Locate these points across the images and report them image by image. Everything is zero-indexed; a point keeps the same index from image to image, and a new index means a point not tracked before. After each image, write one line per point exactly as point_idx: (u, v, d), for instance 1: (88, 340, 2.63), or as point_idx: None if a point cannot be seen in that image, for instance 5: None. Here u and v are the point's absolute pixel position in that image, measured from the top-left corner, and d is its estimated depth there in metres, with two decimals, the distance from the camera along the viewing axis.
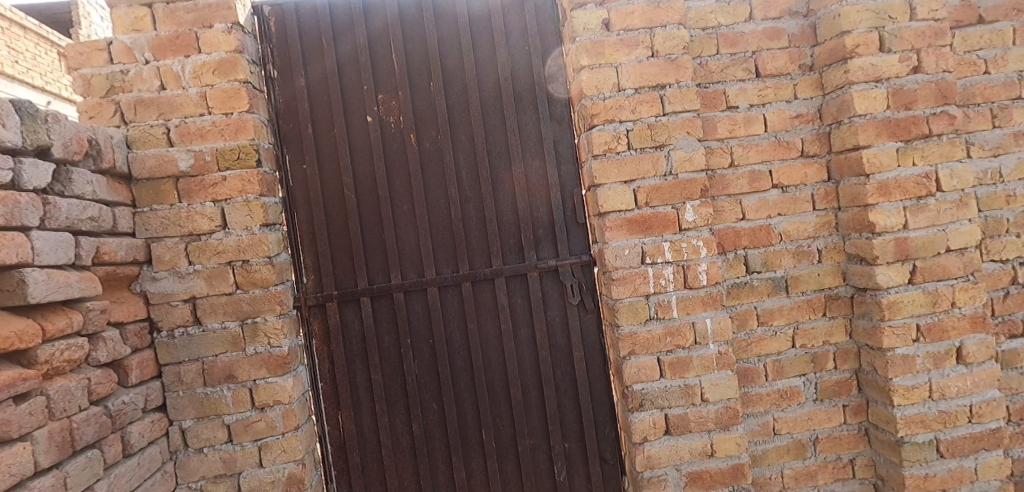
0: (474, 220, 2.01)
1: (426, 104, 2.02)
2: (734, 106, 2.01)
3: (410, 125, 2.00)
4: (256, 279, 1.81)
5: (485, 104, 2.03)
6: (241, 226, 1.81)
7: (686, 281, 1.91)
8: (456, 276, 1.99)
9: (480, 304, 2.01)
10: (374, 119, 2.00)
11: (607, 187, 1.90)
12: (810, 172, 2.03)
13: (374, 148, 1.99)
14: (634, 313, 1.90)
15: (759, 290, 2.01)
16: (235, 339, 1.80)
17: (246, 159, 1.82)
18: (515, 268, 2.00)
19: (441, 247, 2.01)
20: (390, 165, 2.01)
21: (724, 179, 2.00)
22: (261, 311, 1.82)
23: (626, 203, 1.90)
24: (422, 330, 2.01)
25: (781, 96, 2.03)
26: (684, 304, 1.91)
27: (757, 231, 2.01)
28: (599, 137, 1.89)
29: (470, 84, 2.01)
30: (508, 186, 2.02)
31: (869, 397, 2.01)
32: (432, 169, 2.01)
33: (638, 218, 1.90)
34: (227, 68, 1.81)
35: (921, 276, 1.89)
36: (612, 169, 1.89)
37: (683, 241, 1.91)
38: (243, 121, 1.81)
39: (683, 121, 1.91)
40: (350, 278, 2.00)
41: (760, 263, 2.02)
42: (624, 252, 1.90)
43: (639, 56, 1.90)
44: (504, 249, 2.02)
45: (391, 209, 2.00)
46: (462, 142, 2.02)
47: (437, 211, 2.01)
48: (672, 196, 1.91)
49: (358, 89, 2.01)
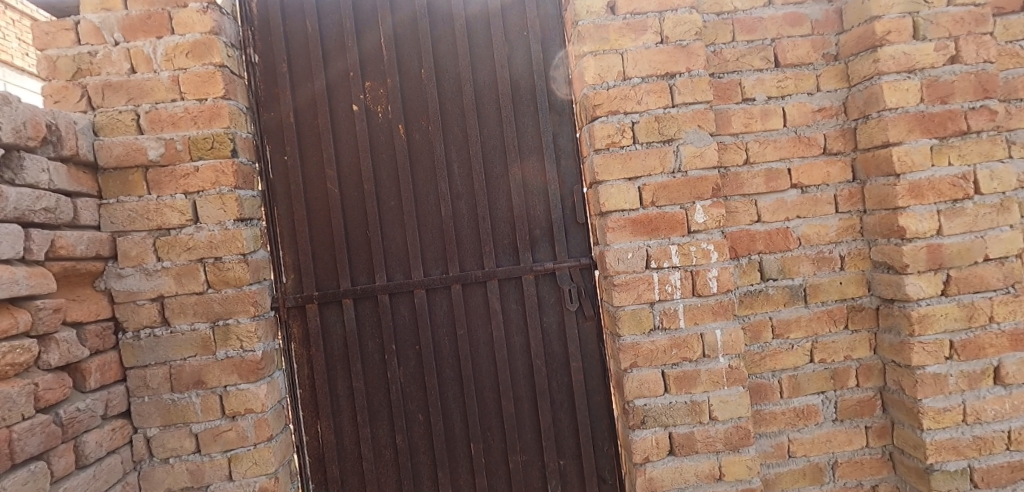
0: (465, 218, 1.87)
1: (416, 93, 1.88)
2: (751, 98, 1.84)
3: (399, 116, 1.86)
4: (229, 278, 1.69)
5: (480, 94, 1.88)
6: (213, 220, 1.68)
7: (695, 288, 1.75)
8: (445, 278, 1.84)
9: (471, 309, 1.86)
10: (360, 108, 1.86)
11: (610, 184, 1.75)
12: (833, 171, 1.86)
13: (360, 139, 1.86)
14: (637, 322, 1.75)
15: (775, 299, 1.85)
16: (205, 342, 1.67)
17: (220, 148, 1.69)
18: (509, 271, 1.84)
19: (429, 246, 1.87)
20: (376, 158, 1.87)
21: (739, 177, 1.83)
22: (234, 313, 1.69)
23: (630, 202, 1.74)
24: (408, 336, 1.87)
25: (802, 88, 1.86)
26: (692, 313, 1.75)
27: (774, 234, 1.84)
28: (601, 130, 1.74)
29: (464, 73, 1.86)
30: (502, 182, 1.87)
31: (895, 418, 1.83)
32: (422, 163, 1.87)
33: (644, 219, 1.75)
34: (201, 50, 1.69)
35: (954, 287, 1.71)
36: (615, 164, 1.74)
37: (691, 244, 1.76)
38: (218, 108, 1.69)
39: (694, 114, 1.76)
40: (333, 278, 1.87)
41: (776, 269, 1.85)
42: (628, 255, 1.75)
43: (647, 42, 1.75)
44: (498, 250, 1.87)
45: (377, 206, 1.86)
46: (454, 135, 1.87)
47: (426, 209, 1.87)
48: (680, 195, 1.75)
49: (344, 76, 1.87)
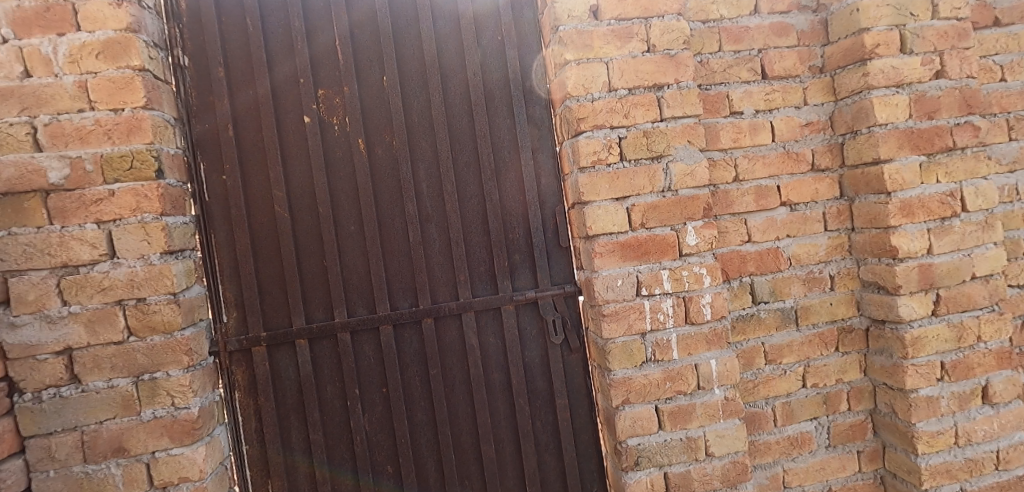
0: (436, 244, 1.67)
1: (378, 103, 1.66)
2: (739, 111, 1.74)
3: (359, 129, 1.64)
4: (156, 323, 1.42)
5: (450, 104, 1.68)
6: (135, 254, 1.41)
7: (688, 316, 1.63)
8: (415, 312, 1.64)
9: (444, 345, 1.67)
10: (313, 120, 1.63)
11: (597, 205, 1.60)
12: (821, 188, 1.79)
13: (313, 156, 1.62)
14: (628, 355, 1.61)
15: (767, 323, 1.75)
16: (126, 401, 1.40)
17: (142, 169, 1.42)
18: (487, 301, 1.66)
19: (396, 276, 1.66)
20: (333, 177, 1.64)
21: (728, 195, 1.73)
22: (162, 364, 1.42)
23: (619, 224, 1.60)
24: (373, 378, 1.65)
25: (790, 101, 1.78)
26: (685, 342, 1.63)
27: (765, 255, 1.75)
28: (586, 146, 1.59)
29: (433, 81, 1.67)
30: (477, 202, 1.69)
31: (886, 441, 1.78)
32: (386, 182, 1.65)
33: (633, 243, 1.61)
34: (115, 51, 1.41)
35: (944, 307, 1.67)
36: (602, 183, 1.60)
37: (683, 268, 1.63)
38: (138, 120, 1.42)
39: (683, 129, 1.64)
40: (283, 315, 1.62)
41: (767, 291, 1.76)
42: (617, 282, 1.60)
43: (633, 50, 1.61)
44: (473, 278, 1.68)
45: (335, 232, 1.63)
46: (422, 151, 1.67)
47: (392, 234, 1.65)
48: (670, 216, 1.63)
49: (293, 82, 1.63)
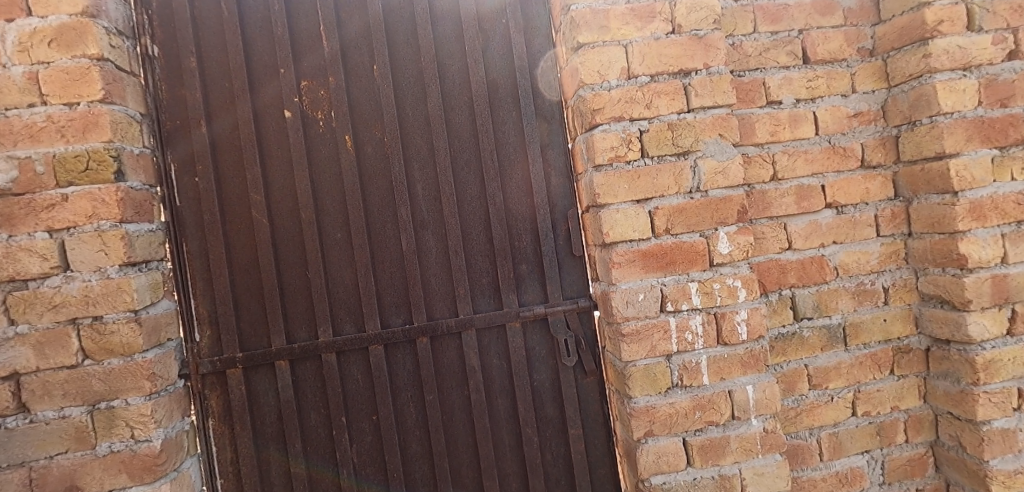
0: (433, 253, 1.48)
1: (368, 95, 1.48)
2: (777, 100, 1.53)
3: (346, 124, 1.46)
4: (114, 344, 1.26)
5: (448, 96, 1.50)
6: (91, 266, 1.25)
7: (720, 336, 1.42)
8: (409, 330, 1.45)
9: (442, 367, 1.48)
10: (294, 114, 1.45)
11: (614, 208, 1.40)
12: (872, 187, 1.56)
13: (295, 155, 1.45)
14: (651, 380, 1.40)
15: (811, 343, 1.53)
16: (79, 433, 1.23)
17: (99, 170, 1.26)
18: (490, 318, 1.47)
19: (388, 289, 1.47)
20: (317, 178, 1.46)
21: (766, 195, 1.51)
22: (121, 391, 1.26)
23: (640, 230, 1.40)
24: (362, 404, 1.47)
25: (835, 88, 1.56)
26: (717, 366, 1.42)
27: (808, 265, 1.53)
28: (602, 141, 1.39)
29: (428, 70, 1.48)
30: (479, 206, 1.49)
31: (951, 479, 1.54)
32: (377, 184, 1.47)
33: (656, 251, 1.41)
34: (70, 38, 1.25)
35: (1021, 325, 1.43)
36: (621, 183, 1.40)
37: (714, 280, 1.42)
38: (94, 115, 1.25)
39: (714, 120, 1.43)
40: (262, 334, 1.45)
41: (811, 306, 1.54)
42: (639, 296, 1.40)
43: (656, 31, 1.41)
44: (474, 292, 1.49)
45: (319, 240, 1.46)
46: (417, 148, 1.49)
47: (383, 242, 1.47)
48: (699, 220, 1.42)
49: (272, 72, 1.46)
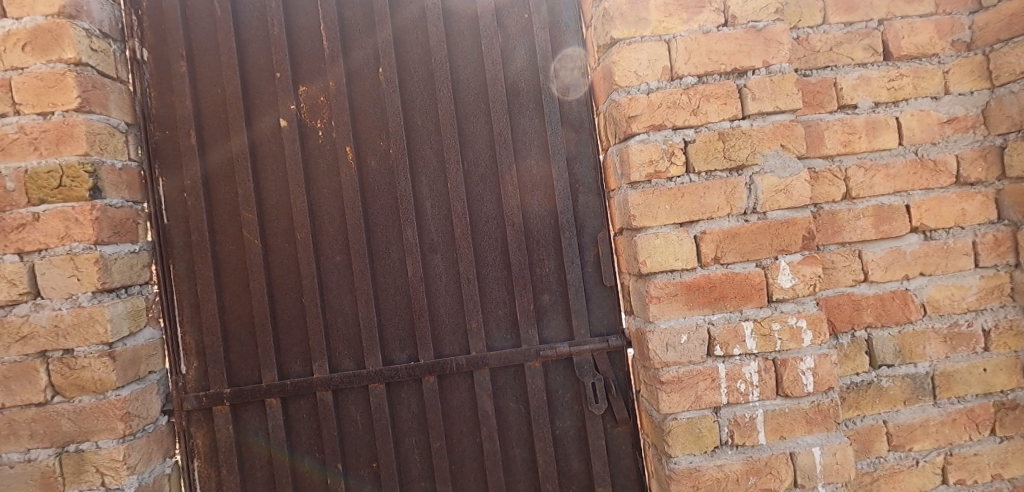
0: (442, 279, 1.30)
1: (372, 101, 1.32)
2: (851, 104, 1.29)
3: (347, 134, 1.30)
4: (85, 380, 1.13)
5: (462, 101, 1.32)
6: (62, 294, 1.12)
7: (780, 386, 1.19)
8: (414, 367, 1.28)
9: (451, 410, 1.30)
10: (290, 124, 1.30)
11: (653, 233, 1.19)
12: (969, 208, 1.29)
13: (291, 168, 1.30)
14: (694, 437, 1.18)
15: (890, 395, 1.28)
16: (46, 479, 1.11)
17: (72, 187, 1.13)
18: (505, 356, 1.28)
19: (391, 320, 1.30)
20: (315, 194, 1.31)
21: (836, 218, 1.27)
22: (91, 433, 1.13)
23: (683, 259, 1.19)
24: (361, 449, 1.30)
25: (924, 90, 1.30)
26: (776, 423, 1.19)
27: (888, 301, 1.28)
28: (639, 153, 1.18)
29: (440, 73, 1.31)
30: (495, 226, 1.31)
31: None
32: (381, 201, 1.31)
33: (703, 284, 1.19)
34: (45, 41, 1.13)
35: None
36: (661, 203, 1.19)
37: (773, 320, 1.19)
38: (69, 126, 1.13)
39: (775, 128, 1.20)
40: (252, 367, 1.31)
41: (891, 351, 1.28)
42: (682, 338, 1.18)
43: (705, 24, 1.19)
44: (488, 325, 1.30)
45: (316, 263, 1.30)
46: (425, 161, 1.31)
47: (386, 267, 1.30)
48: (755, 248, 1.19)
49: (268, 76, 1.32)
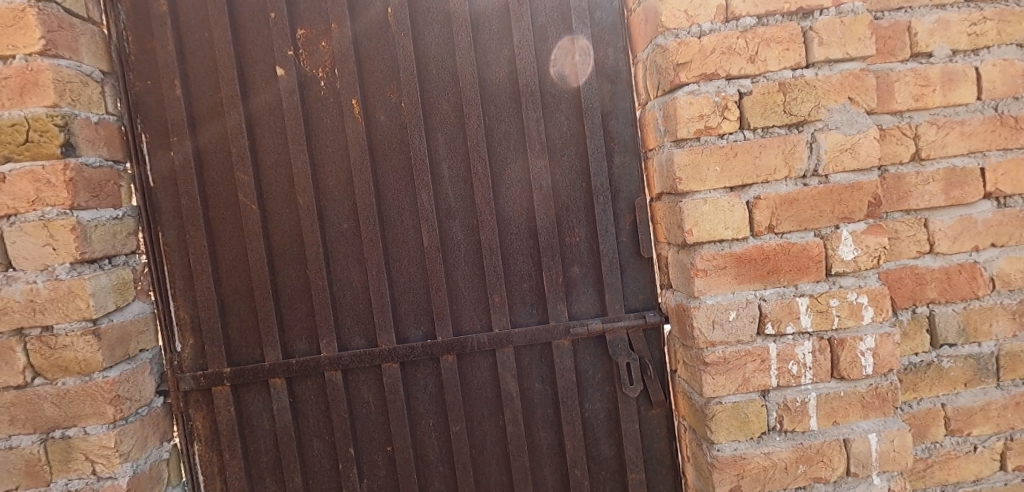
0: (461, 250, 1.18)
1: (380, 46, 1.16)
2: (926, 52, 1.13)
3: (353, 85, 1.15)
4: (68, 361, 1.02)
5: (483, 48, 1.16)
6: (36, 265, 1.00)
7: (835, 368, 1.08)
8: (431, 346, 1.17)
9: (472, 391, 1.20)
10: (288, 72, 1.15)
11: (700, 198, 1.06)
12: None
13: (290, 124, 1.15)
14: (740, 422, 1.08)
15: (950, 376, 1.18)
16: (31, 468, 1.02)
17: (41, 143, 0.99)
18: (531, 334, 1.16)
19: (405, 294, 1.18)
20: (317, 153, 1.17)
21: (902, 182, 1.14)
22: (78, 418, 1.02)
23: (734, 228, 1.06)
24: (375, 433, 1.21)
25: (1009, 36, 1.14)
26: (830, 407, 1.08)
27: (954, 275, 1.16)
28: (688, 107, 1.03)
29: (458, 14, 1.14)
30: (520, 190, 1.17)
31: None
32: (391, 161, 1.16)
33: (755, 256, 1.06)
34: None
35: None
36: (710, 165, 1.05)
37: (832, 295, 1.07)
38: (33, 72, 0.98)
39: (843, 78, 1.05)
40: (254, 345, 1.19)
41: (954, 330, 1.17)
42: (730, 315, 1.06)
43: None
44: (512, 300, 1.18)
45: (321, 231, 1.17)
46: (441, 116, 1.16)
47: (399, 235, 1.17)
48: (815, 215, 1.06)
49: (261, 17, 1.15)
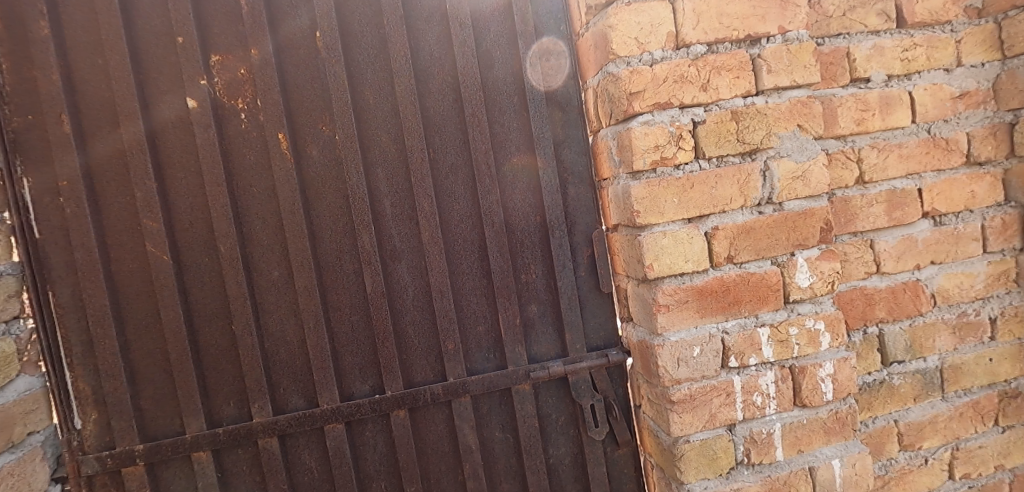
0: (409, 294, 1.08)
1: (309, 74, 1.04)
2: (864, 78, 1.15)
3: (279, 118, 1.03)
4: None
5: (424, 75, 1.08)
6: None
7: (798, 396, 1.07)
8: (379, 401, 1.06)
9: (427, 446, 1.10)
10: (202, 104, 1.01)
11: (659, 231, 1.02)
12: (979, 190, 1.20)
13: (206, 162, 1.01)
14: (708, 459, 1.05)
15: (901, 393, 1.20)
16: None
17: None
18: (489, 381, 1.08)
19: (348, 345, 1.07)
20: (240, 194, 1.04)
21: (850, 205, 1.15)
22: None
23: (694, 260, 1.02)
24: None
25: (937, 61, 1.18)
26: (795, 436, 1.07)
27: (900, 293, 1.18)
28: (643, 137, 0.99)
29: (395, 38, 1.05)
30: (470, 227, 1.09)
31: None
32: (327, 200, 1.05)
33: (716, 288, 1.04)
34: None
35: None
36: (668, 196, 1.01)
37: (791, 323, 1.06)
38: None
39: (793, 105, 1.04)
40: (173, 414, 1.04)
41: (903, 347, 1.20)
42: (694, 351, 1.03)
43: None
44: (467, 345, 1.10)
45: (248, 282, 1.04)
46: (381, 149, 1.07)
47: (338, 281, 1.06)
48: (772, 244, 1.04)
49: (167, 42, 1.01)
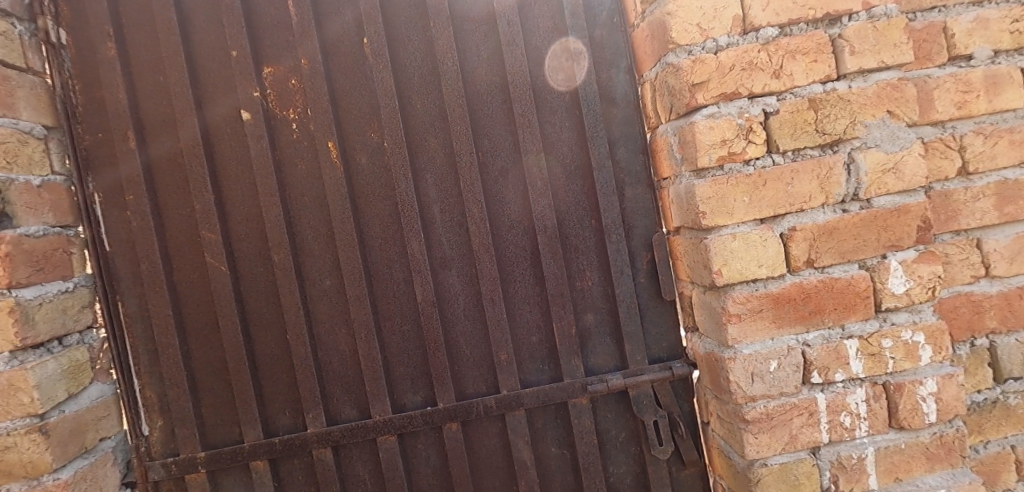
0: (460, 302, 1.04)
1: (357, 81, 1.03)
2: (965, 55, 1.02)
3: (328, 126, 1.02)
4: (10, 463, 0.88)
5: (472, 76, 1.04)
6: None
7: (894, 418, 0.94)
8: (430, 413, 1.03)
9: (480, 461, 1.06)
10: (255, 116, 1.02)
11: (728, 234, 0.93)
12: None
13: (260, 173, 1.02)
14: (789, 485, 0.94)
15: (1018, 414, 1.05)
16: None
17: None
18: (544, 393, 1.03)
19: (399, 355, 1.05)
20: (292, 204, 1.04)
21: (951, 200, 1.02)
22: None
23: (768, 265, 0.93)
24: None
25: None
26: (891, 463, 0.94)
27: (1015, 300, 1.03)
28: (708, 132, 0.91)
29: (441, 40, 1.02)
30: (521, 232, 1.04)
31: None
32: (376, 208, 1.04)
33: (794, 295, 0.93)
34: None
35: None
36: (737, 195, 0.92)
37: (884, 335, 0.94)
38: None
39: (881, 89, 0.93)
40: (232, 422, 1.06)
41: (1020, 361, 1.04)
42: (770, 365, 0.93)
43: None
44: (520, 356, 1.05)
45: (301, 291, 1.04)
46: (429, 154, 1.04)
47: (388, 290, 1.04)
48: (860, 245, 0.93)
49: (223, 57, 1.03)
